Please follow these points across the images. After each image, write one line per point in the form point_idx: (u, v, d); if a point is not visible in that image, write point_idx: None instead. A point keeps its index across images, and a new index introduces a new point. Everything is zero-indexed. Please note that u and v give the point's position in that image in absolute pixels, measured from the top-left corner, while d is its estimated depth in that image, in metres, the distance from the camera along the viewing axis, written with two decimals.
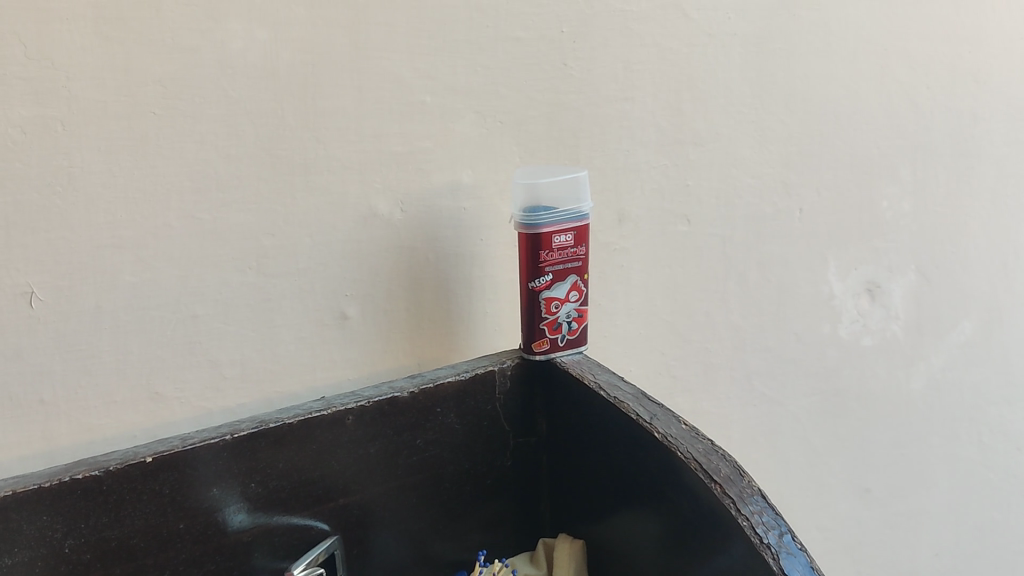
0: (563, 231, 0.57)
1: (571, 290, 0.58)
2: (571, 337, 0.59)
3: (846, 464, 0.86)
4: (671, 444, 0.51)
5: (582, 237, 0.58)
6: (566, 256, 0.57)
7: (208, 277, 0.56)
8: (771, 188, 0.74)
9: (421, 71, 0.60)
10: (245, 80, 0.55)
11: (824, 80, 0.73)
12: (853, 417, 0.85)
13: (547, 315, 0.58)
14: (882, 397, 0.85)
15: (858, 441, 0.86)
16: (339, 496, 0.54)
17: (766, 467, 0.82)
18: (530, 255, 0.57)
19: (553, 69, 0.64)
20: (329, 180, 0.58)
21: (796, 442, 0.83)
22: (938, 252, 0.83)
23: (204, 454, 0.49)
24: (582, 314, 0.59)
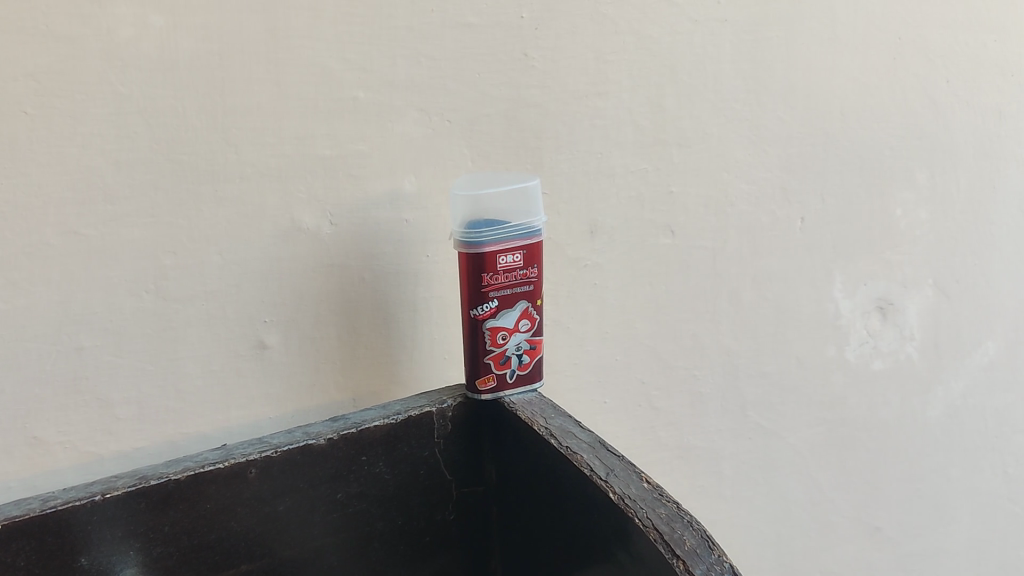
0: (511, 250, 0.48)
1: (521, 319, 0.50)
2: (523, 372, 0.51)
3: (855, 501, 0.77)
4: (628, 506, 0.42)
5: (533, 256, 0.49)
6: (515, 279, 0.49)
7: (96, 304, 0.49)
8: (768, 194, 0.65)
9: (353, 63, 0.51)
10: (138, 74, 0.46)
11: (830, 73, 0.64)
12: (862, 448, 0.76)
13: (493, 347, 0.50)
14: (896, 426, 0.77)
15: (868, 476, 0.77)
16: (242, 561, 0.46)
17: (764, 507, 0.74)
18: (471, 278, 0.48)
19: (512, 60, 0.55)
20: (243, 189, 0.50)
21: (797, 479, 0.74)
22: (960, 265, 0.74)
23: (69, 519, 0.42)
24: (534, 346, 0.51)
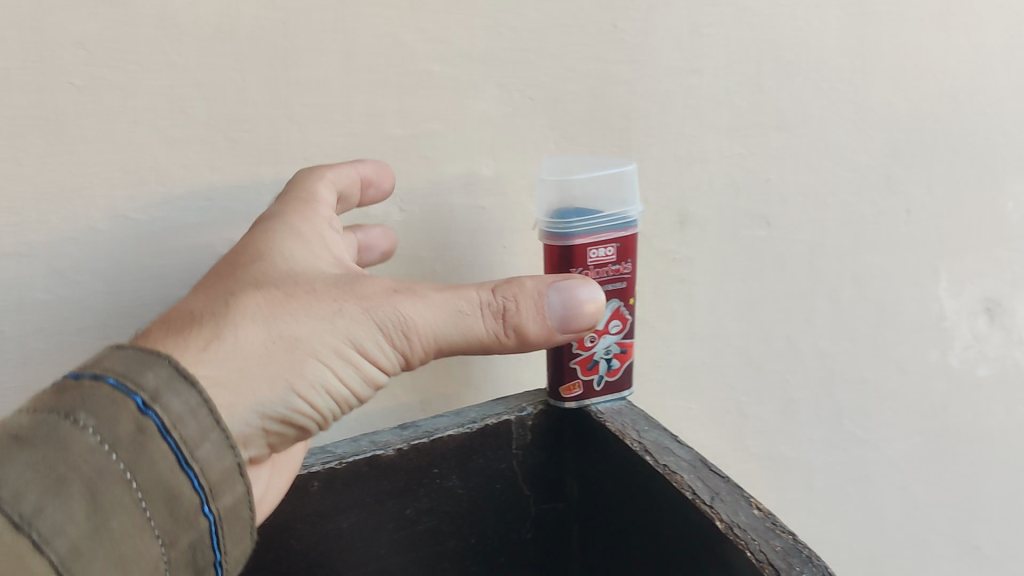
0: (602, 242, 0.44)
1: (611, 320, 0.45)
2: (612, 378, 0.46)
3: (952, 518, 0.72)
4: (738, 537, 0.37)
5: (627, 250, 0.44)
6: (607, 275, 0.44)
7: (148, 294, 0.46)
8: (874, 184, 0.60)
9: (428, 33, 0.46)
10: (196, 43, 0.42)
11: (948, 50, 0.58)
12: (963, 462, 0.70)
13: (580, 350, 0.45)
14: (1000, 438, 0.70)
15: (967, 490, 0.71)
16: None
17: (853, 523, 0.69)
18: (559, 274, 0.44)
19: (600, 32, 0.50)
20: (307, 171, 0.47)
21: (892, 493, 0.69)
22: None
23: None
24: (626, 350, 0.46)
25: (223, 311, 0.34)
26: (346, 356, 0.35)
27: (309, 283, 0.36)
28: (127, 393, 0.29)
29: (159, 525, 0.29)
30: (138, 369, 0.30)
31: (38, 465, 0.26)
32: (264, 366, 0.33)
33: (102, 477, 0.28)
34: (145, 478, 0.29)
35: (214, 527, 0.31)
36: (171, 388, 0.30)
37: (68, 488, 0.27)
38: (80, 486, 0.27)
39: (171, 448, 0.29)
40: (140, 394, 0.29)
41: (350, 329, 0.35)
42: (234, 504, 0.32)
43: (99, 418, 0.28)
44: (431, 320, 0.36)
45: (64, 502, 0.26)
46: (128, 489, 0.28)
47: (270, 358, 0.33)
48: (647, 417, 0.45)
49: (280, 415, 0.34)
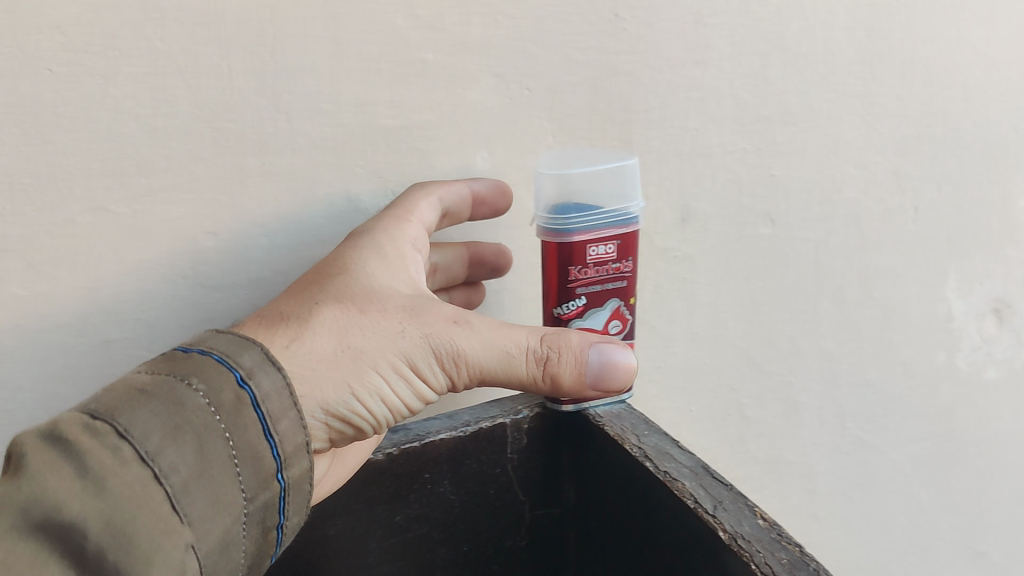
0: (602, 240, 0.42)
1: (610, 321, 0.44)
2: None
3: (958, 523, 0.70)
4: (744, 549, 0.35)
5: (627, 248, 0.43)
6: (607, 274, 0.43)
7: (127, 290, 0.44)
8: (881, 181, 0.58)
9: (422, 20, 0.44)
10: (179, 28, 0.40)
11: (960, 42, 0.56)
12: (969, 466, 0.68)
13: None
14: (1007, 441, 0.68)
15: (973, 495, 0.69)
16: None
17: (856, 529, 0.68)
18: (557, 272, 0.42)
19: (600, 21, 0.48)
20: (294, 162, 0.45)
21: (896, 498, 0.67)
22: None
23: None
24: None
25: (303, 319, 0.36)
26: (406, 376, 0.37)
27: (388, 296, 0.38)
28: (229, 368, 0.32)
29: (246, 482, 0.31)
30: (239, 353, 0.32)
31: (161, 413, 0.29)
32: (328, 377, 0.35)
33: (207, 434, 0.30)
34: (241, 438, 0.31)
35: (283, 498, 0.33)
36: (264, 371, 0.32)
37: (183, 435, 0.29)
38: (194, 437, 0.30)
39: (261, 419, 0.31)
40: (238, 370, 0.32)
41: (410, 349, 0.37)
42: (301, 479, 0.33)
43: (208, 383, 0.31)
44: (478, 352, 0.38)
45: (178, 445, 0.29)
46: (226, 446, 0.30)
47: (339, 367, 0.36)
48: (648, 423, 0.44)
49: (346, 421, 0.37)
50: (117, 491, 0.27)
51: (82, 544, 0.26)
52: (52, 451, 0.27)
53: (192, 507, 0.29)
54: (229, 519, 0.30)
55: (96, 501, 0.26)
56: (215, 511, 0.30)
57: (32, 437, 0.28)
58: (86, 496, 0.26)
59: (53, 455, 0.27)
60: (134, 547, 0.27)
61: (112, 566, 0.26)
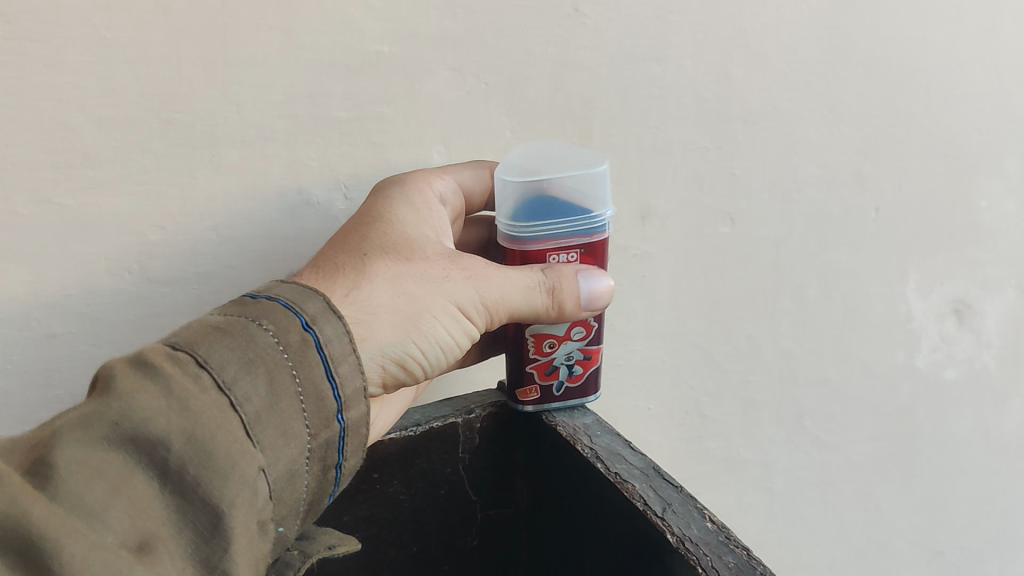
0: (563, 248, 0.42)
1: (574, 326, 0.41)
2: (573, 384, 0.43)
3: (916, 522, 0.70)
4: (690, 554, 0.35)
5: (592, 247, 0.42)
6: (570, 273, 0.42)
7: (71, 285, 0.43)
8: (843, 180, 0.58)
9: (377, 11, 0.44)
10: (126, 16, 0.40)
11: (923, 42, 0.56)
12: (927, 466, 0.68)
13: (537, 356, 0.42)
14: (965, 442, 0.68)
15: (931, 494, 0.69)
16: None
17: (814, 526, 0.68)
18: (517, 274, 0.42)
19: (560, 15, 0.47)
20: (245, 155, 0.44)
21: (854, 497, 0.67)
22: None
23: None
24: (590, 356, 0.42)
25: (356, 269, 0.36)
26: (450, 322, 0.38)
27: (428, 246, 0.39)
28: (296, 313, 0.31)
29: (310, 418, 0.31)
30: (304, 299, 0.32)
31: (235, 348, 0.29)
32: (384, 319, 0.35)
33: (274, 368, 0.30)
34: (306, 376, 0.31)
35: (343, 438, 0.32)
36: (326, 316, 0.32)
37: (256, 369, 0.29)
38: (264, 372, 0.29)
39: (323, 359, 0.31)
40: (305, 316, 0.32)
41: (456, 296, 0.38)
42: (358, 421, 0.33)
43: (277, 324, 0.31)
44: (507, 290, 0.38)
45: (251, 377, 0.29)
46: (293, 381, 0.30)
47: (395, 310, 0.36)
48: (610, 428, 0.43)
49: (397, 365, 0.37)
50: (197, 410, 0.27)
51: (166, 457, 0.26)
52: (137, 374, 0.27)
53: (263, 437, 0.29)
54: (295, 451, 0.30)
55: (180, 417, 0.26)
56: (284, 441, 0.30)
57: (116, 363, 0.28)
58: (171, 412, 0.26)
59: (139, 377, 0.27)
60: (216, 464, 0.27)
61: (192, 480, 0.26)
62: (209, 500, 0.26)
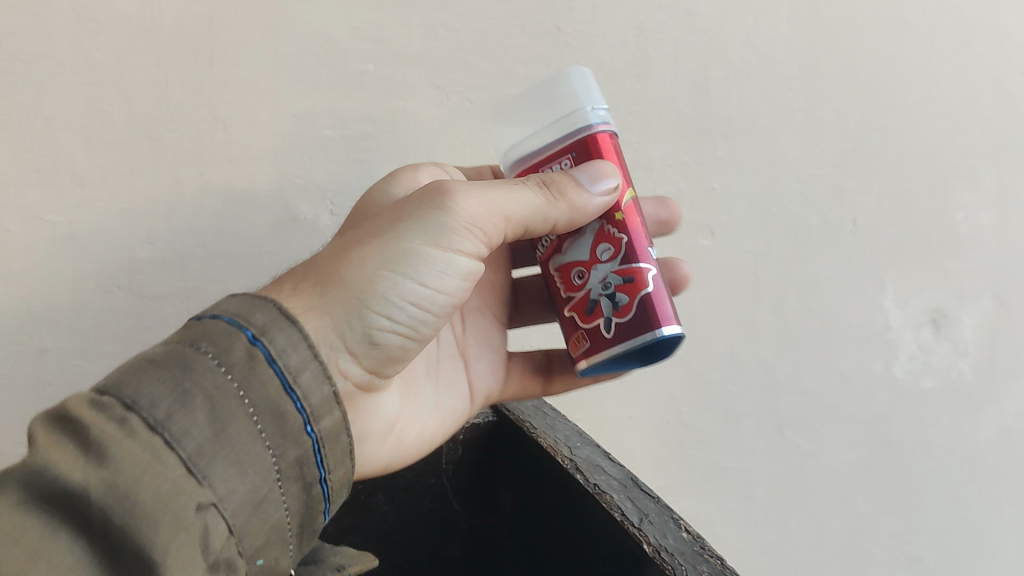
0: (554, 158, 0.37)
1: (598, 245, 0.37)
2: (620, 322, 0.35)
3: (896, 529, 0.68)
4: (665, 561, 0.36)
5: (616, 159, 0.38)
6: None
7: (61, 301, 0.44)
8: (820, 193, 0.59)
9: (362, 32, 0.45)
10: (113, 38, 0.41)
11: (900, 58, 0.57)
12: (906, 475, 0.67)
13: (573, 293, 0.37)
14: (946, 451, 0.67)
15: (913, 506, 0.68)
16: None
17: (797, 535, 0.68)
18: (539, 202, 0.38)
19: (541, 34, 0.47)
20: (231, 173, 0.45)
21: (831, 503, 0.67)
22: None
23: None
24: (631, 279, 0.35)
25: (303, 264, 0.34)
26: (428, 291, 0.35)
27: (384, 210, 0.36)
28: (240, 327, 0.29)
29: (271, 439, 0.28)
30: (250, 310, 0.29)
31: (166, 381, 0.26)
32: (342, 308, 0.32)
33: (220, 394, 0.27)
34: (259, 395, 0.28)
35: (318, 451, 0.30)
36: (276, 327, 0.29)
37: (193, 399, 0.26)
38: (203, 400, 0.26)
39: (278, 375, 0.29)
40: (250, 328, 0.29)
41: (421, 235, 0.34)
42: (336, 428, 0.30)
43: (216, 344, 0.28)
44: (494, 204, 0.35)
45: (188, 411, 0.26)
46: (243, 406, 0.27)
47: (354, 297, 0.33)
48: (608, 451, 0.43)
49: (377, 351, 0.35)
50: (119, 458, 0.23)
51: (85, 516, 0.22)
52: (56, 431, 0.24)
53: (212, 471, 0.26)
54: (258, 479, 0.27)
55: (100, 466, 0.23)
56: (238, 472, 0.27)
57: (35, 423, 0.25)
58: (89, 464, 0.23)
59: (57, 435, 0.24)
60: (147, 507, 0.23)
61: (117, 534, 0.22)
62: (143, 553, 0.22)
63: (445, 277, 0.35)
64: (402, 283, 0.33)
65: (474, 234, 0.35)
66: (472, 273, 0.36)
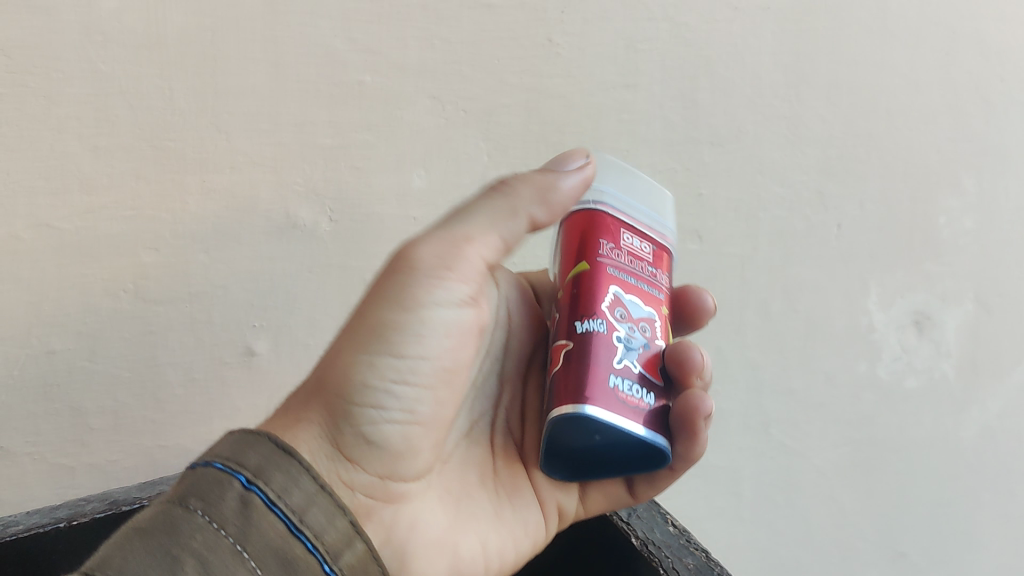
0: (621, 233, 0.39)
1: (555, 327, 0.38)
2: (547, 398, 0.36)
3: (880, 524, 0.68)
4: (652, 554, 0.40)
5: (609, 231, 0.38)
6: (643, 273, 0.38)
7: (69, 305, 0.45)
8: (805, 198, 0.60)
9: (359, 44, 0.47)
10: (120, 50, 0.43)
11: (879, 68, 0.59)
12: (895, 473, 0.67)
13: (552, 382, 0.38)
14: (932, 450, 0.67)
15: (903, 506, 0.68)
16: None
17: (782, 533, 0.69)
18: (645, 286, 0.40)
19: (535, 45, 0.51)
20: (234, 181, 0.47)
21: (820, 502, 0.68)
22: (1014, 279, 0.64)
23: (47, 545, 0.40)
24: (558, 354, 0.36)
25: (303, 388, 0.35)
26: (411, 361, 0.35)
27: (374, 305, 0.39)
28: (233, 474, 0.30)
29: None
30: (243, 450, 0.30)
31: (153, 551, 0.27)
32: (326, 401, 0.34)
33: (215, 552, 0.27)
34: (256, 545, 0.28)
35: None
36: (275, 464, 0.30)
37: (184, 563, 0.27)
38: (194, 560, 0.27)
39: (280, 517, 0.29)
40: (244, 474, 0.30)
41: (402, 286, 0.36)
42: (358, 564, 0.31)
43: (207, 500, 0.29)
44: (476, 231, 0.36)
45: None
46: (241, 560, 0.28)
47: (336, 394, 0.34)
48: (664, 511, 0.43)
49: (382, 448, 0.35)
50: None
51: None
52: None
53: None
54: None
55: None
56: None
57: None
58: None
59: None
60: None
61: None
62: None
63: (422, 340, 0.35)
64: (376, 358, 0.34)
65: (446, 286, 0.35)
66: (456, 337, 0.37)
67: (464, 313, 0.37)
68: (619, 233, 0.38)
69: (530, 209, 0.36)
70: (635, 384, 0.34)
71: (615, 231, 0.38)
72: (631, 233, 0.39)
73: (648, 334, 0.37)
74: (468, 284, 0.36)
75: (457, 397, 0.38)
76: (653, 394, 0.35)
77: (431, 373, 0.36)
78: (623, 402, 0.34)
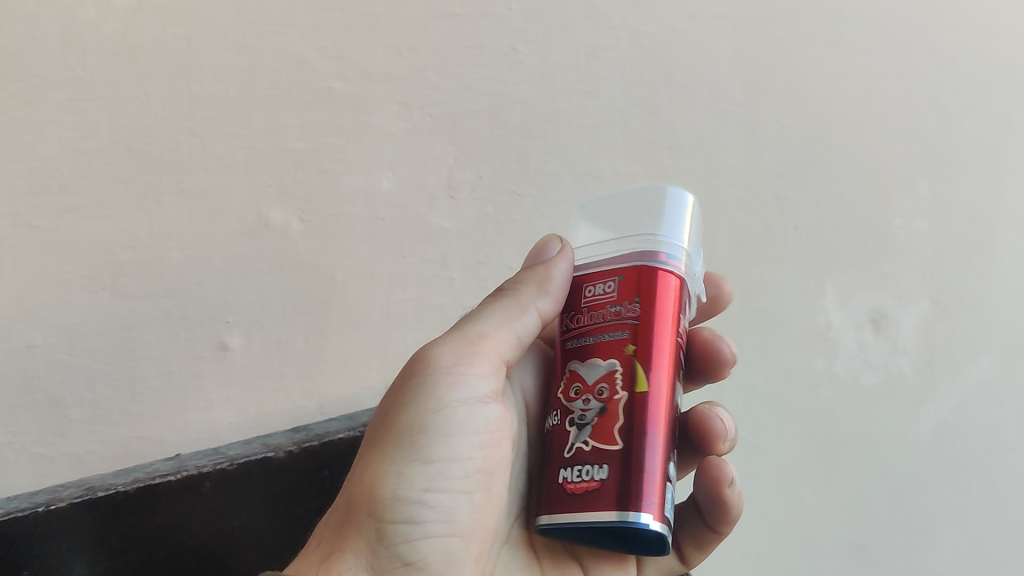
0: (599, 278, 0.39)
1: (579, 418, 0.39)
2: None
3: (889, 542, 0.61)
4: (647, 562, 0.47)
5: (575, 295, 0.40)
6: (605, 320, 0.38)
7: (49, 300, 0.47)
8: (763, 199, 0.61)
9: (329, 52, 0.51)
10: (98, 58, 0.48)
11: (827, 75, 0.63)
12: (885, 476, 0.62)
13: None
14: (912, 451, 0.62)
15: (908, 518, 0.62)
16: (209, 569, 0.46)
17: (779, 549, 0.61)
18: (671, 318, 0.37)
19: (499, 53, 0.54)
20: (208, 183, 0.49)
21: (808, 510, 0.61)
22: (971, 287, 0.64)
23: (31, 528, 0.43)
24: None
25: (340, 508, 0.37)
26: (442, 466, 0.37)
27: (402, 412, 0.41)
28: None
29: None
30: None
31: None
32: (357, 529, 0.35)
33: None
34: None
35: None
36: None
37: None
38: None
39: None
40: None
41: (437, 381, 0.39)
42: None
43: None
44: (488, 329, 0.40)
45: None
46: None
47: (365, 513, 0.35)
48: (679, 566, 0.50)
49: (426, 567, 0.36)
50: None
51: None
52: None
53: None
54: None
55: None
56: None
57: None
58: None
59: None
60: None
61: None
62: None
63: (450, 443, 0.37)
64: (407, 468, 0.36)
65: (466, 383, 0.39)
66: (487, 437, 0.39)
67: (489, 410, 0.39)
68: (583, 289, 0.40)
69: (537, 302, 0.40)
70: (585, 466, 0.35)
71: (578, 288, 0.40)
72: (596, 282, 0.39)
73: (606, 394, 0.36)
74: (487, 380, 0.39)
75: (496, 503, 0.40)
76: (608, 466, 0.35)
77: (467, 477, 0.38)
78: (569, 493, 0.35)
